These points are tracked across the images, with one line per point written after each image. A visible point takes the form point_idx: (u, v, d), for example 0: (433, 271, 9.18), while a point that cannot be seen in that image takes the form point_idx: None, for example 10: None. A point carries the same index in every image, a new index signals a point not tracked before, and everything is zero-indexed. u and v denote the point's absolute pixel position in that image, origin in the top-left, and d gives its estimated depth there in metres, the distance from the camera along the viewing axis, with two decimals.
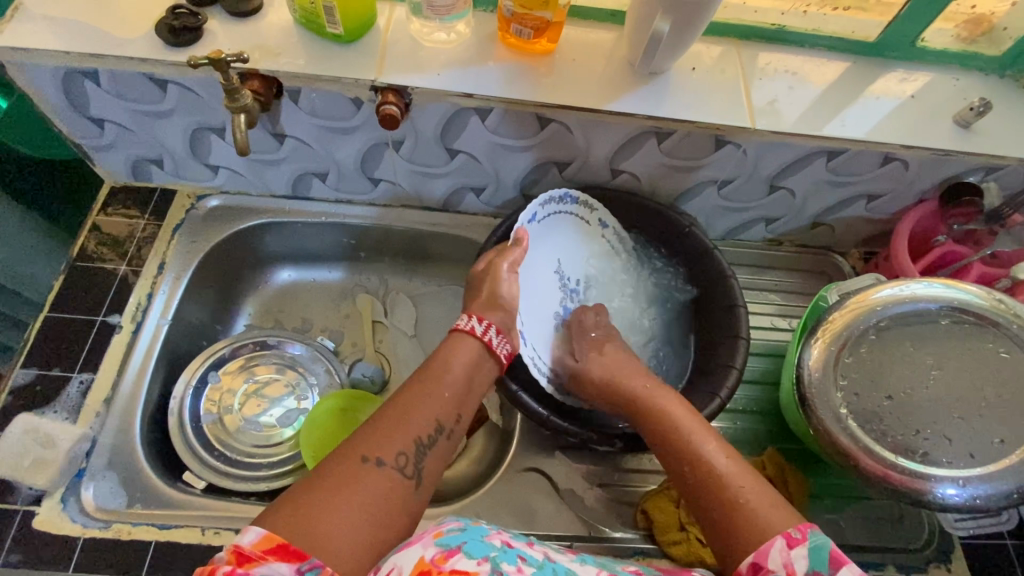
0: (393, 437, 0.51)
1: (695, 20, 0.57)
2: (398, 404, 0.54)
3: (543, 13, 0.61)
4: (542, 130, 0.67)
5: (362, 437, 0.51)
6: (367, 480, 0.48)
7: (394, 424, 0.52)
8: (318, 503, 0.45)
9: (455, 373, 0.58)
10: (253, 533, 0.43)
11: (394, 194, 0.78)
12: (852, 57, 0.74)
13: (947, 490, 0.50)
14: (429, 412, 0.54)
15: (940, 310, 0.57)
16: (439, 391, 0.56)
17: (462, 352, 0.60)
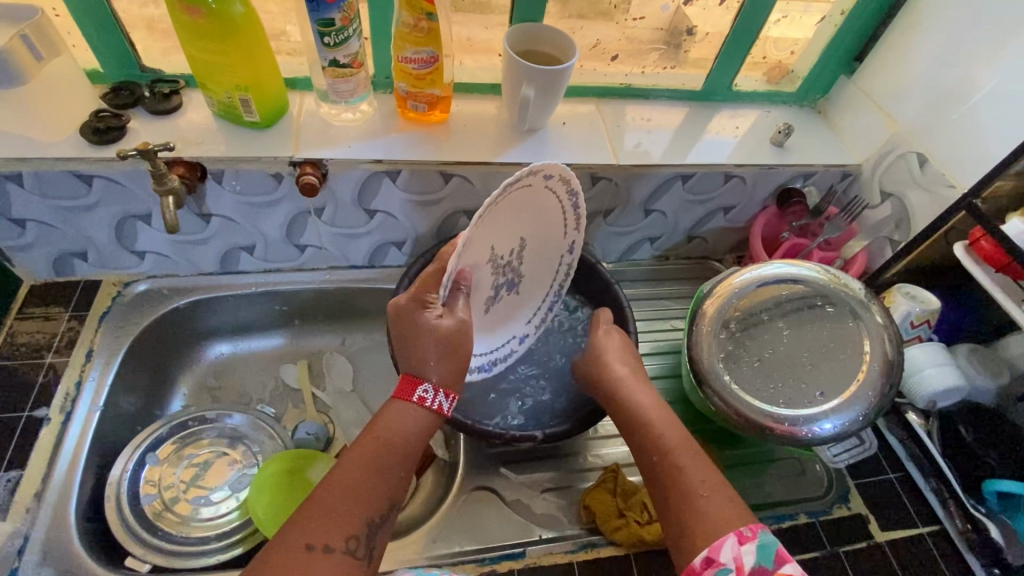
0: (344, 511, 0.53)
1: (552, 88, 0.72)
2: (345, 487, 0.54)
3: (433, 90, 0.73)
4: (448, 184, 0.77)
5: (304, 521, 0.51)
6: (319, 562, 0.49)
7: (340, 499, 0.53)
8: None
9: (403, 433, 0.58)
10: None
11: (320, 257, 0.85)
12: (688, 103, 0.92)
13: (821, 426, 0.61)
14: (380, 484, 0.56)
15: (781, 284, 0.70)
16: (384, 470, 0.56)
17: (406, 422, 0.59)
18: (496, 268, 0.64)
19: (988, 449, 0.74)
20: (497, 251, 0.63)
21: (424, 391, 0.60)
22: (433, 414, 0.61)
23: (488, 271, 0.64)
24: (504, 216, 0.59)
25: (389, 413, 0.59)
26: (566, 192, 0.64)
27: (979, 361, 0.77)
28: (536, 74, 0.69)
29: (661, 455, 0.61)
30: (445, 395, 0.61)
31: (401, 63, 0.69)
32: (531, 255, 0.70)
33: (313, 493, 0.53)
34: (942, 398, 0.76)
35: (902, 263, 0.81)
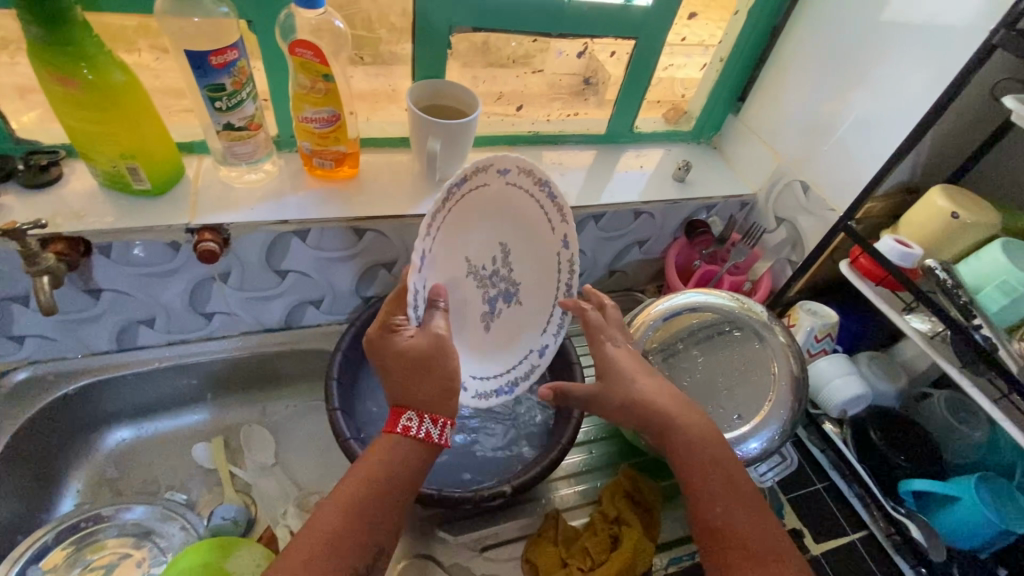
0: (333, 562, 0.49)
1: (457, 139, 0.73)
2: (330, 535, 0.50)
3: (338, 147, 0.72)
4: (361, 239, 0.76)
5: (289, 569, 0.47)
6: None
7: (325, 548, 0.49)
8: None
9: (400, 475, 0.54)
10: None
11: (231, 323, 0.81)
12: (595, 146, 0.96)
13: (747, 445, 0.64)
14: (370, 531, 0.51)
15: (693, 312, 0.72)
16: (377, 514, 0.52)
17: (400, 461, 0.54)
18: (480, 281, 0.65)
19: (898, 451, 0.77)
20: (473, 261, 0.64)
21: (408, 419, 0.55)
22: (430, 447, 0.56)
23: (470, 284, 0.64)
24: (462, 226, 0.61)
25: (388, 449, 0.55)
26: (534, 185, 0.63)
27: (880, 367, 0.83)
28: (440, 127, 0.70)
29: (702, 480, 0.57)
30: (433, 422, 0.56)
31: (303, 122, 0.69)
32: (515, 255, 0.68)
33: (297, 541, 0.50)
34: (852, 407, 0.80)
35: (801, 282, 0.87)
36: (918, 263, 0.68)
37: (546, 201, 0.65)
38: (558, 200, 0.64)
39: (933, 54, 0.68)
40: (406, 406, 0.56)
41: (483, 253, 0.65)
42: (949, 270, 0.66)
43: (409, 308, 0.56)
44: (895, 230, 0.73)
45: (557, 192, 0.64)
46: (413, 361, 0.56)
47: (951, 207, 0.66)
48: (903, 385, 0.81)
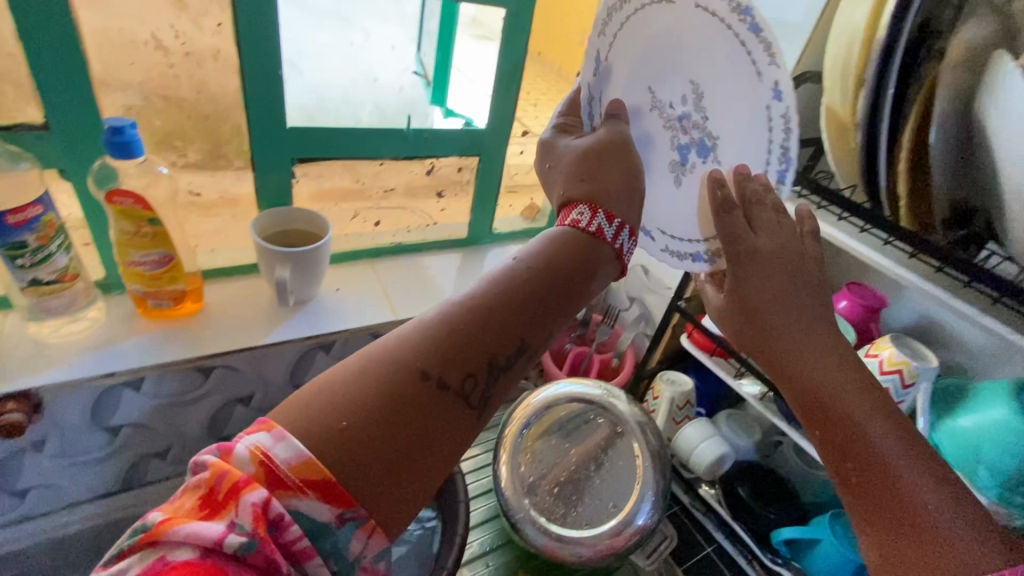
0: (465, 348, 0.34)
1: (308, 266, 0.73)
2: (489, 312, 0.35)
3: (176, 285, 0.68)
4: (209, 378, 0.70)
5: (418, 335, 0.34)
6: (438, 405, 0.32)
7: (454, 331, 0.34)
8: (364, 435, 0.30)
9: (602, 255, 0.40)
10: (297, 447, 0.28)
11: (51, 497, 0.69)
12: (459, 249, 1.01)
13: (642, 515, 0.68)
14: (535, 324, 0.36)
15: (557, 402, 0.76)
16: (546, 296, 0.37)
17: (596, 254, 0.39)
18: (669, 122, 0.55)
19: (767, 505, 0.83)
20: (659, 93, 0.55)
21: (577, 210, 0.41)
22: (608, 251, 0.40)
23: (657, 123, 0.56)
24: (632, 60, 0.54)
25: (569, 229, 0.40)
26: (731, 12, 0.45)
27: (736, 423, 0.90)
28: (287, 255, 0.70)
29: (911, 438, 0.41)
30: (607, 218, 0.40)
31: (131, 266, 0.65)
32: (723, 97, 0.51)
33: (408, 331, 0.34)
34: (720, 467, 0.86)
35: (659, 352, 0.94)
36: None
37: (747, 37, 0.45)
38: (763, 31, 0.44)
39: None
40: (578, 200, 0.42)
41: (672, 89, 0.54)
42: None
43: (579, 117, 0.53)
44: None
45: (761, 19, 0.44)
46: (546, 187, 0.46)
47: None
48: (759, 438, 0.89)
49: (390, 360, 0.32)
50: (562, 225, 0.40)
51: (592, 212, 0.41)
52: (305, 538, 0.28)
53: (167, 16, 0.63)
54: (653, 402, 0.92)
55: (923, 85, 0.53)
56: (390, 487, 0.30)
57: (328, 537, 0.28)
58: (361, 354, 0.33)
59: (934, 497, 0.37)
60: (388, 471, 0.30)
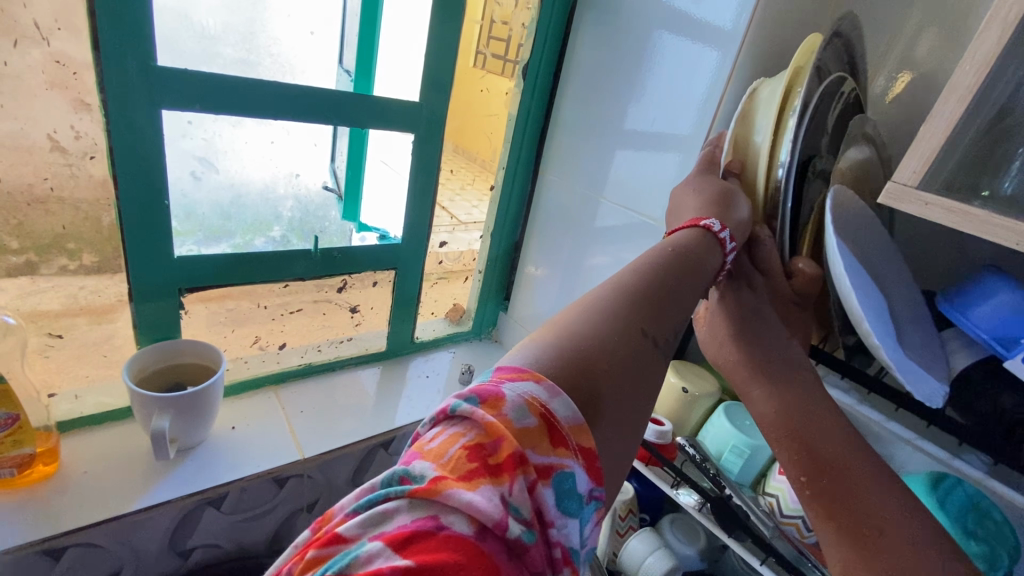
0: (666, 315, 0.41)
1: (195, 408, 0.64)
2: (675, 288, 0.42)
3: (23, 449, 0.58)
4: (59, 562, 0.57)
5: (630, 304, 0.39)
6: (651, 359, 0.38)
7: (652, 304, 0.40)
8: (614, 377, 0.36)
9: (714, 263, 0.47)
10: (571, 407, 0.32)
11: None
12: (378, 364, 0.95)
13: None
14: (692, 301, 0.44)
15: None
16: (702, 284, 0.45)
17: (715, 257, 0.47)
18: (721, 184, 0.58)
19: None
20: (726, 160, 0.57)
21: (709, 220, 0.48)
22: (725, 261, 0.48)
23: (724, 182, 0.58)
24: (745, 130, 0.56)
25: (716, 240, 0.48)
26: None
27: (682, 530, 0.85)
28: (169, 400, 0.61)
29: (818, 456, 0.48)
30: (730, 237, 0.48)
31: None
32: None
33: (619, 292, 0.40)
34: None
35: None
36: (671, 439, 0.74)
37: None
38: None
39: (623, 257, 0.81)
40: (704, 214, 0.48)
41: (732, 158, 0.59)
42: (696, 444, 0.73)
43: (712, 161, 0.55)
44: None
45: None
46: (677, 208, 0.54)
47: (681, 383, 0.76)
48: (704, 544, 0.84)
49: (616, 318, 0.38)
50: (698, 226, 0.47)
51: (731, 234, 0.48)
52: (565, 519, 0.30)
53: (48, 150, 0.58)
54: (594, 515, 0.86)
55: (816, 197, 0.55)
56: (616, 433, 0.35)
57: (583, 514, 0.31)
58: (591, 309, 0.38)
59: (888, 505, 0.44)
60: (619, 421, 0.35)
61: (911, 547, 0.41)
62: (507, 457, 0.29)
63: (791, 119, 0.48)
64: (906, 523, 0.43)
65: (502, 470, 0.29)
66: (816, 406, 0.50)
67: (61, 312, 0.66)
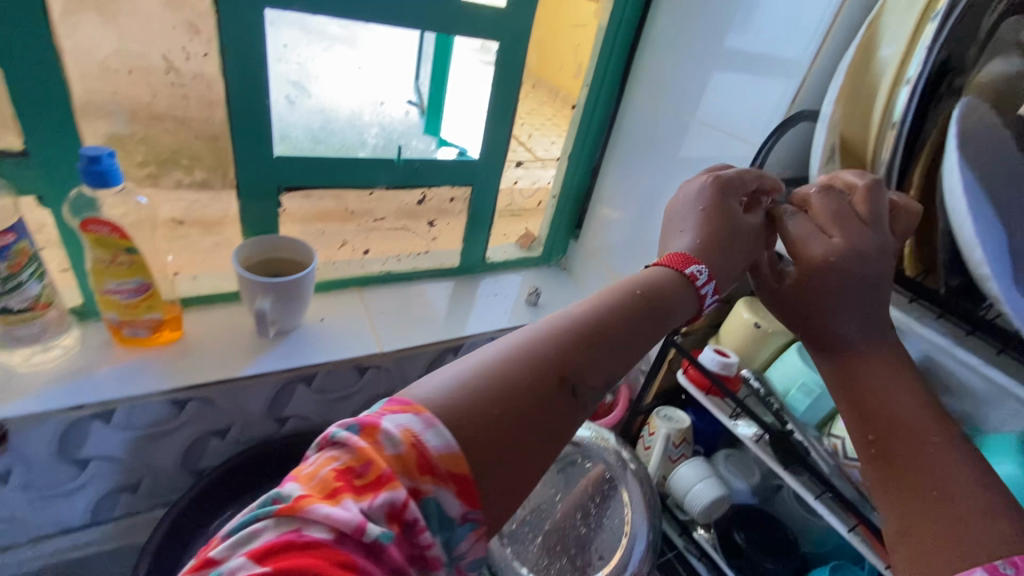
0: (594, 362, 0.41)
1: (293, 294, 0.72)
2: (605, 337, 0.42)
3: (153, 314, 0.67)
4: (182, 411, 0.69)
5: (557, 347, 0.40)
6: (562, 407, 0.39)
7: (585, 353, 0.41)
8: (514, 428, 0.36)
9: (678, 304, 0.47)
10: (446, 437, 0.33)
11: (14, 532, 0.67)
12: (450, 278, 0.99)
13: None
14: (634, 350, 0.44)
15: None
16: (644, 329, 0.45)
17: (683, 302, 0.47)
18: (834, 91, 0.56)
19: (766, 554, 0.78)
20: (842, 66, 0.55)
21: (696, 268, 0.48)
22: (694, 310, 0.48)
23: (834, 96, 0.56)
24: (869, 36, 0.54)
25: (677, 284, 0.47)
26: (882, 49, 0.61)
27: (735, 465, 0.86)
28: (268, 286, 0.69)
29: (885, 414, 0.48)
30: (713, 288, 0.49)
31: (105, 294, 0.64)
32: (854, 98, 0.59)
33: (551, 334, 0.41)
34: (714, 511, 0.81)
35: (652, 388, 0.89)
36: (736, 371, 0.73)
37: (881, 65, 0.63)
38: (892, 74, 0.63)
39: None
40: (694, 258, 0.48)
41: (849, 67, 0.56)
42: (762, 379, 0.72)
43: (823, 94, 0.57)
44: (718, 339, 0.80)
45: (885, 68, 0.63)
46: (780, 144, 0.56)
47: (753, 318, 0.74)
48: (757, 480, 0.85)
49: (540, 362, 0.39)
50: (684, 271, 0.48)
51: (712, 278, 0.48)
52: (433, 534, 0.33)
53: (163, 71, 0.64)
54: (648, 439, 0.88)
55: (940, 119, 0.52)
56: (521, 477, 0.36)
57: (451, 532, 0.33)
58: (516, 349, 0.39)
59: (956, 475, 0.43)
60: (514, 466, 0.36)
61: (975, 518, 0.40)
62: (373, 479, 0.31)
63: (932, 24, 0.46)
64: (972, 494, 0.42)
65: (367, 491, 0.31)
66: (883, 377, 0.49)
67: (181, 221, 0.75)
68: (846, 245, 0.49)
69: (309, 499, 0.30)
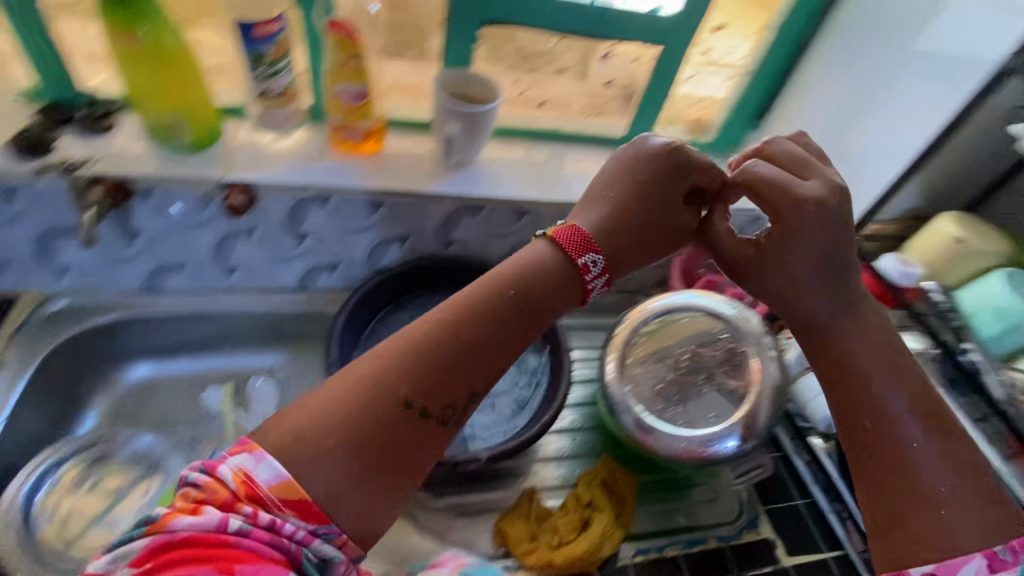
0: (441, 388, 0.54)
1: (478, 126, 0.77)
2: (483, 345, 0.57)
3: (366, 121, 0.77)
4: (376, 211, 0.81)
5: (449, 356, 0.55)
6: (415, 429, 0.53)
7: (466, 354, 0.56)
8: (394, 430, 0.52)
9: (544, 291, 0.60)
10: (274, 469, 0.47)
11: (251, 279, 0.87)
12: (613, 149, 0.97)
13: (729, 442, 0.67)
14: (513, 349, 0.59)
15: (683, 310, 0.77)
16: (506, 345, 0.58)
17: (559, 293, 0.61)
18: None
19: None
20: None
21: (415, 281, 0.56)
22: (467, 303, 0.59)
23: None
24: None
25: (494, 279, 0.60)
26: None
27: None
28: (458, 112, 0.75)
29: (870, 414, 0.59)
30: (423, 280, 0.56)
31: (333, 96, 0.74)
32: None
33: (438, 325, 0.56)
34: (840, 423, 0.80)
35: None
36: None
37: None
38: None
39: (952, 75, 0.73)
40: (588, 250, 0.62)
41: None
42: None
43: None
44: None
45: None
46: None
47: None
48: None
49: (417, 368, 0.54)
50: (576, 262, 0.62)
51: (602, 270, 0.63)
52: (326, 560, 0.47)
53: None
54: (784, 341, 0.86)
55: None
56: (418, 452, 0.53)
57: (329, 555, 0.47)
58: (406, 345, 0.55)
59: (936, 482, 0.55)
60: (369, 482, 0.50)
61: (950, 510, 0.54)
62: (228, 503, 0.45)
63: None
64: (930, 490, 0.55)
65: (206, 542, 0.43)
66: (864, 360, 0.60)
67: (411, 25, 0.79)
68: (824, 185, 0.62)
69: (166, 530, 0.43)
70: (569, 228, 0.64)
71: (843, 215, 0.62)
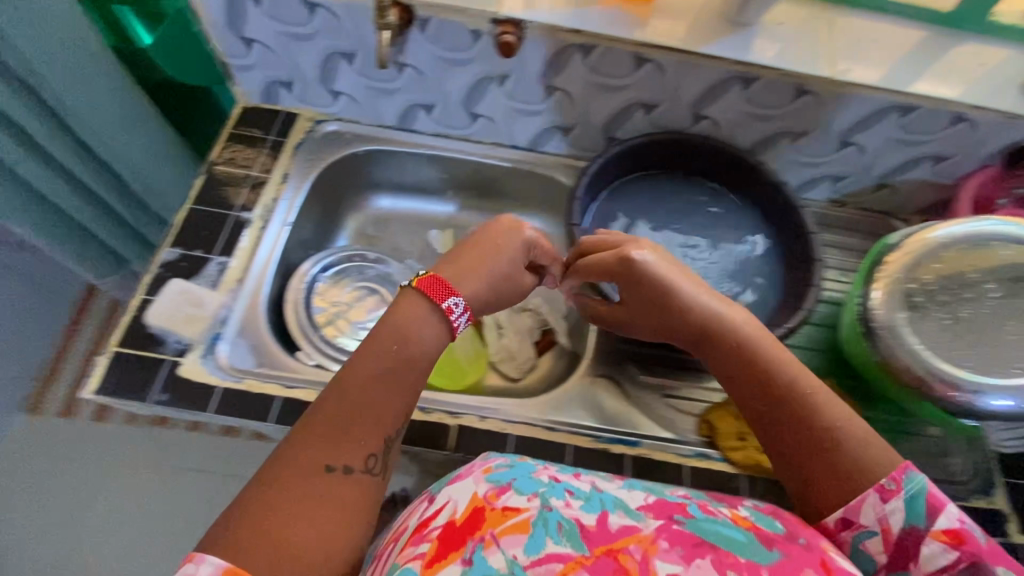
0: (345, 440, 0.47)
1: None
2: (343, 388, 0.49)
3: None
4: (638, 69, 0.74)
5: (336, 391, 0.49)
6: (339, 490, 0.45)
7: (335, 436, 0.47)
8: (337, 491, 0.45)
9: (396, 327, 0.53)
10: (215, 563, 0.39)
11: (489, 130, 0.87)
12: (926, 27, 0.77)
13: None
14: (399, 406, 0.50)
15: (995, 238, 0.68)
16: (395, 396, 0.50)
17: (425, 326, 0.54)
18: None
19: None
20: None
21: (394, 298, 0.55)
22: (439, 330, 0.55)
23: None
24: None
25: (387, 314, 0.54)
26: None
27: None
28: None
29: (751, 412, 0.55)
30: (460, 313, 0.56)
31: None
32: None
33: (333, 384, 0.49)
34: None
35: None
36: None
37: None
38: None
39: None
40: (450, 292, 0.55)
41: None
42: None
43: None
44: None
45: None
46: None
47: None
48: None
49: (330, 421, 0.47)
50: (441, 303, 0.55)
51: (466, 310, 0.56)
52: None
53: None
54: None
55: None
56: (342, 516, 0.45)
57: None
58: (334, 394, 0.49)
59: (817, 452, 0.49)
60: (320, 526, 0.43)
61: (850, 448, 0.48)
62: None
63: None
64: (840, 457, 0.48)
65: None
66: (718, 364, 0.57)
67: None
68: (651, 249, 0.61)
69: None
70: (433, 275, 0.57)
71: (657, 267, 0.60)
